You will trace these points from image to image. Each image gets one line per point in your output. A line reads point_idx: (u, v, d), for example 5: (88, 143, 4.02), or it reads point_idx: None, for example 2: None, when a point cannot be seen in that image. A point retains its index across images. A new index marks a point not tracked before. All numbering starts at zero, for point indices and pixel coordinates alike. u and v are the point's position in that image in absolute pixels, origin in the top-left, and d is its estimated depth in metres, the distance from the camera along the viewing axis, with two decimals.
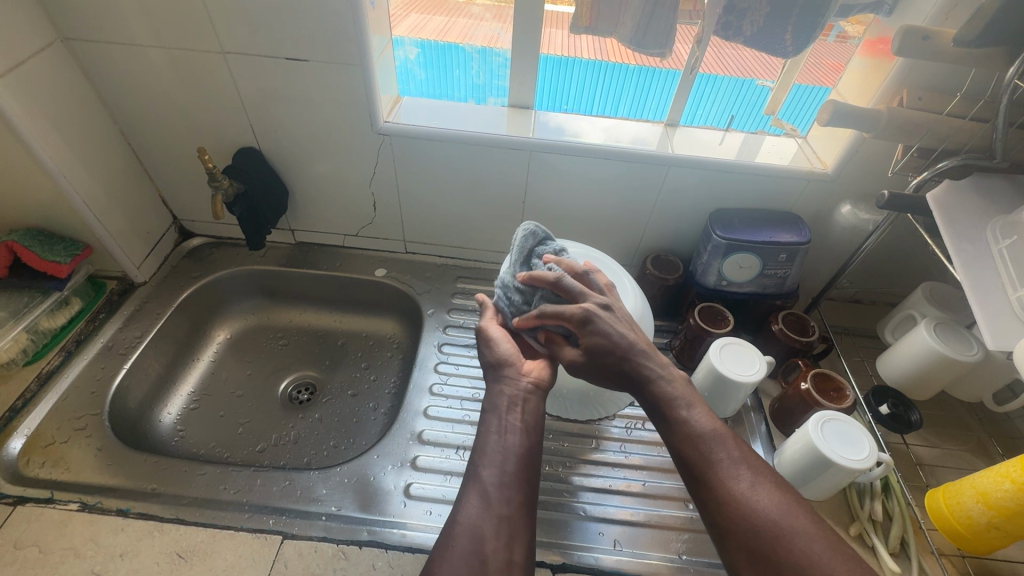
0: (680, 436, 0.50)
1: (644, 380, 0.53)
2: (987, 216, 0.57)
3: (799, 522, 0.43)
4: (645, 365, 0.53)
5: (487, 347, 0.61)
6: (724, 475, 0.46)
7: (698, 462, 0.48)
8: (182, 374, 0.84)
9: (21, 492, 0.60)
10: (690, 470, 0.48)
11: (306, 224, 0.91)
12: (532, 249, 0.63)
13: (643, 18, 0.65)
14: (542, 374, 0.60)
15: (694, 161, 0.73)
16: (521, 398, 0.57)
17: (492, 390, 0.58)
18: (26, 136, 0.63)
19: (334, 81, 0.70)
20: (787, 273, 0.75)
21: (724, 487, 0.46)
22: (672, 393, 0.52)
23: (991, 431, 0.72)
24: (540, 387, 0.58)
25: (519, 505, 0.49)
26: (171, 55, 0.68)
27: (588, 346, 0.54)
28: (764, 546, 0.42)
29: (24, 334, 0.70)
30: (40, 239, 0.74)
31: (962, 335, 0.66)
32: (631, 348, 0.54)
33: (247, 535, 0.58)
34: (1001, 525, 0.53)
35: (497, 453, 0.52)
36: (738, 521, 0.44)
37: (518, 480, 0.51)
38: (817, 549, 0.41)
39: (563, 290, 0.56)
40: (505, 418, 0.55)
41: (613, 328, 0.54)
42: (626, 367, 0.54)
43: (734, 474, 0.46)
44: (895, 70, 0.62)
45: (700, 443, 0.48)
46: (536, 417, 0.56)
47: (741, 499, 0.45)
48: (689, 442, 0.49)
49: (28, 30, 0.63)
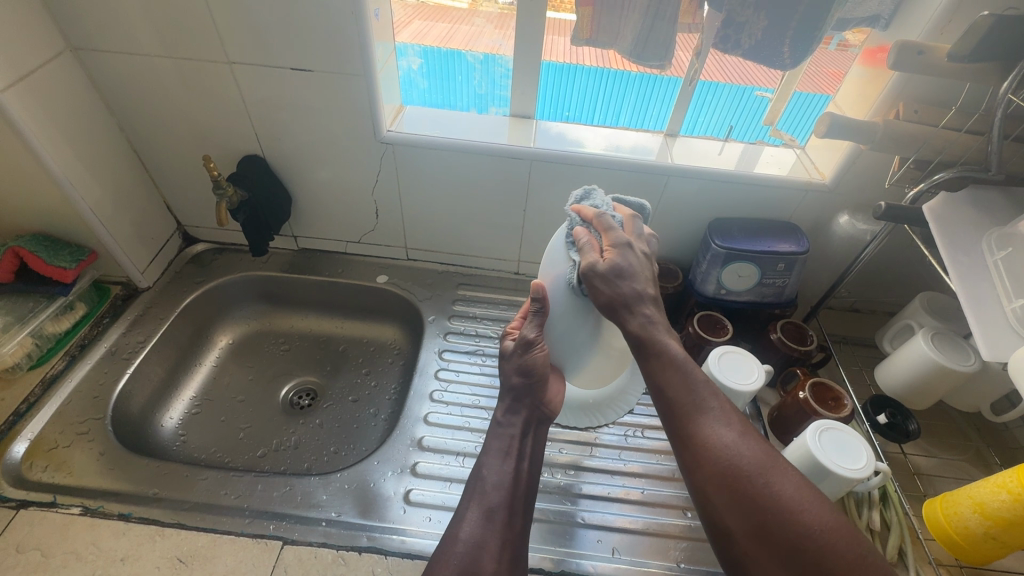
0: (667, 383, 0.48)
1: (640, 320, 0.49)
2: (982, 228, 0.57)
3: (785, 470, 0.43)
4: (642, 305, 0.50)
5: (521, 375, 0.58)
6: (709, 423, 0.45)
7: (683, 407, 0.47)
8: (184, 378, 0.84)
9: (24, 496, 0.61)
10: (674, 414, 0.47)
11: (309, 230, 0.92)
12: (625, 208, 0.59)
13: (643, 30, 0.66)
14: (559, 401, 0.61)
15: (693, 171, 0.74)
16: (532, 424, 0.59)
17: (511, 412, 0.59)
18: (33, 143, 0.64)
19: (337, 90, 0.71)
20: (785, 282, 0.76)
21: (708, 434, 0.45)
22: (661, 335, 0.49)
23: (990, 441, 0.72)
24: (549, 415, 0.60)
25: (518, 527, 0.52)
26: (177, 64, 0.69)
27: (608, 261, 0.50)
28: (744, 490, 0.42)
29: (29, 339, 0.71)
30: (46, 245, 0.75)
31: (958, 345, 0.66)
32: (641, 288, 0.50)
33: (247, 539, 0.59)
34: (997, 535, 0.53)
35: (504, 474, 0.54)
36: (719, 465, 0.44)
37: (519, 503, 0.54)
38: (799, 494, 0.42)
39: (629, 225, 0.54)
40: (511, 442, 0.57)
41: (638, 267, 0.51)
42: (626, 298, 0.49)
43: (720, 421, 0.45)
44: (891, 83, 0.63)
45: (688, 390, 0.47)
46: (536, 445, 0.59)
47: (726, 446, 0.44)
48: (676, 389, 0.47)
49: (38, 40, 0.64)
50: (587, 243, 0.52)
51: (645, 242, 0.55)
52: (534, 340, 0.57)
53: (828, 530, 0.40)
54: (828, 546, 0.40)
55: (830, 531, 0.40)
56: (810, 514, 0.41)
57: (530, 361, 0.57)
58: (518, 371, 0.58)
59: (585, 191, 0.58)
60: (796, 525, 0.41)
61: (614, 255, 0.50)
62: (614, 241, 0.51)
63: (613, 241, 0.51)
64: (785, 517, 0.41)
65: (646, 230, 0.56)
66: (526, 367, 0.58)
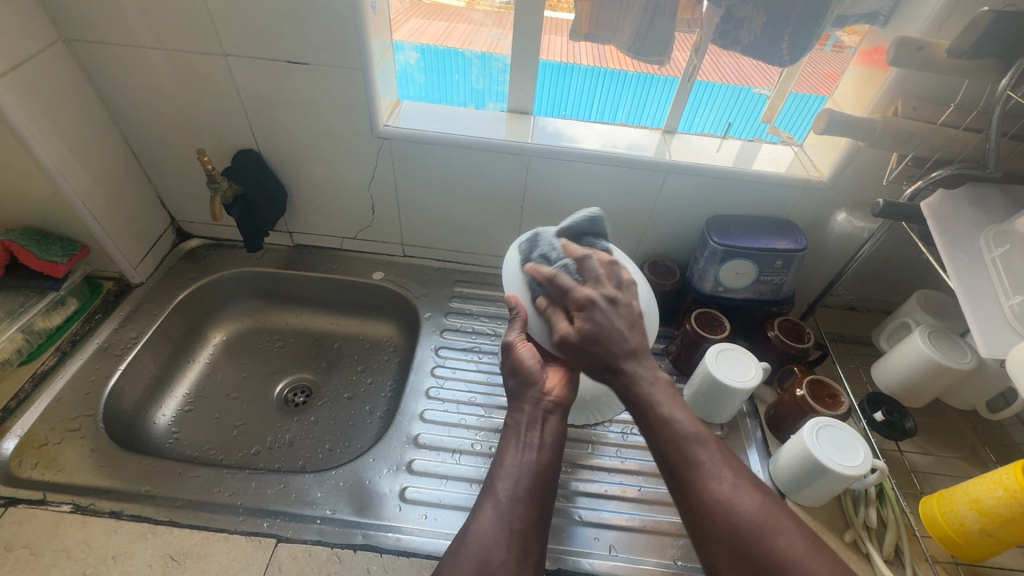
0: (662, 437, 0.46)
1: (623, 378, 0.49)
2: (980, 225, 0.57)
3: (784, 526, 0.42)
4: (630, 364, 0.49)
5: (511, 373, 0.58)
6: (707, 478, 0.44)
7: (678, 460, 0.45)
8: (178, 375, 0.83)
9: (13, 494, 0.60)
10: (669, 467, 0.46)
11: (305, 226, 0.91)
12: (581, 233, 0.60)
13: (642, 26, 0.66)
14: (564, 389, 0.58)
15: (691, 168, 0.74)
16: (540, 415, 0.56)
17: (512, 407, 0.58)
18: (24, 136, 0.64)
19: (333, 84, 0.70)
20: (783, 280, 0.76)
21: (707, 489, 0.43)
22: (651, 391, 0.48)
23: (986, 439, 0.72)
24: (561, 404, 0.57)
25: (533, 519, 0.50)
26: (171, 56, 0.68)
27: (578, 328, 0.50)
28: (747, 550, 0.41)
29: (19, 334, 0.70)
30: (37, 239, 0.74)
31: (955, 343, 0.66)
32: (620, 341, 0.49)
33: (241, 537, 0.58)
34: (994, 532, 0.53)
35: (514, 468, 0.53)
36: (720, 523, 0.42)
37: (533, 495, 0.51)
38: (803, 555, 0.40)
39: (585, 269, 0.53)
40: (523, 435, 0.55)
41: (609, 320, 0.50)
42: (609, 360, 0.49)
43: (717, 475, 0.44)
44: (890, 80, 0.63)
45: (682, 443, 0.45)
46: (555, 434, 0.56)
47: (724, 502, 0.43)
48: (670, 442, 0.46)
49: (29, 31, 0.63)
50: (553, 313, 0.53)
51: (620, 281, 0.54)
52: (513, 340, 0.59)
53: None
54: None
55: None
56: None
57: (514, 360, 0.58)
58: (510, 373, 0.59)
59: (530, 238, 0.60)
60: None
61: (582, 323, 0.50)
62: (578, 303, 0.51)
63: (578, 302, 0.51)
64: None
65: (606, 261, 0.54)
66: (516, 364, 0.58)
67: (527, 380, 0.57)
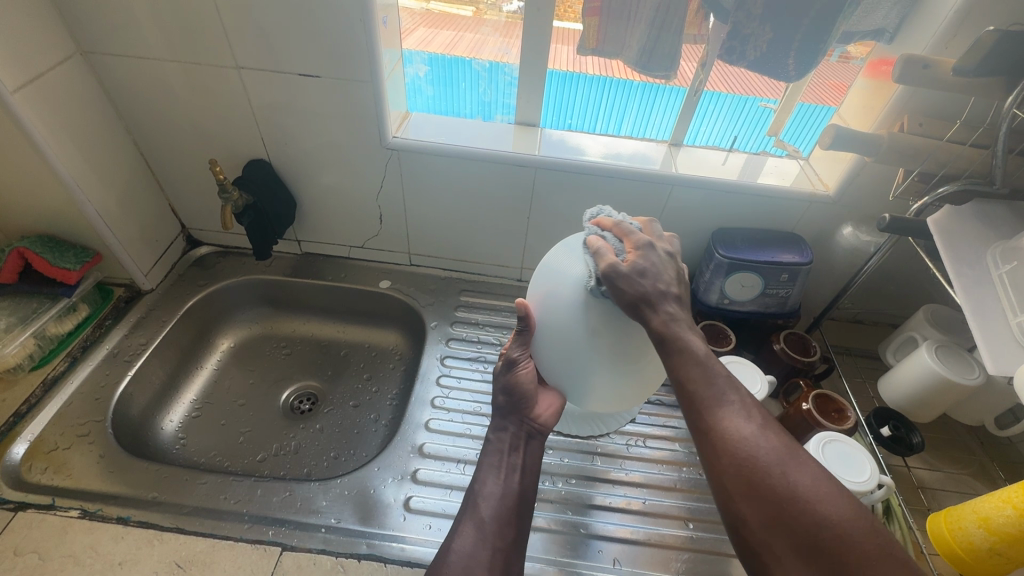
0: (687, 376, 0.48)
1: (660, 316, 0.49)
2: (987, 241, 0.57)
3: (802, 462, 0.43)
4: (666, 304, 0.50)
5: (505, 394, 0.62)
6: (729, 417, 0.45)
7: (701, 400, 0.47)
8: (186, 382, 0.84)
9: (22, 498, 0.60)
10: (692, 409, 0.47)
11: (313, 235, 0.92)
12: None
13: (649, 41, 0.67)
14: (551, 417, 0.62)
15: (697, 181, 0.74)
16: (523, 438, 0.61)
17: (499, 428, 0.62)
18: (43, 146, 0.65)
19: (344, 96, 0.71)
20: (788, 293, 0.76)
21: (728, 427, 0.45)
22: (685, 331, 0.49)
23: (994, 455, 0.71)
24: (543, 430, 0.62)
25: (512, 537, 0.53)
26: (186, 68, 0.70)
27: (633, 262, 0.50)
28: (766, 487, 0.42)
29: (32, 340, 0.71)
30: (51, 246, 0.75)
31: (963, 357, 0.66)
32: (665, 288, 0.50)
33: (246, 546, 0.58)
34: (1002, 551, 0.52)
35: (496, 489, 0.56)
36: (738, 458, 0.43)
37: (514, 515, 0.55)
38: (819, 486, 0.41)
39: (648, 228, 0.56)
40: (507, 457, 0.60)
41: (663, 265, 0.52)
42: (651, 294, 0.49)
43: (741, 416, 0.45)
44: (896, 97, 0.63)
45: (709, 385, 0.47)
46: (535, 460, 0.61)
47: (745, 439, 0.44)
48: (698, 382, 0.47)
49: (50, 43, 0.64)
50: (603, 248, 0.51)
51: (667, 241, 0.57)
52: (516, 357, 0.60)
53: (853, 524, 0.39)
54: (838, 534, 0.39)
55: (846, 523, 0.39)
56: (832, 511, 0.40)
57: (513, 378, 0.61)
58: (503, 389, 0.62)
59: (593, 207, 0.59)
60: (817, 519, 0.40)
61: (638, 259, 0.51)
62: (635, 244, 0.52)
63: (634, 245, 0.52)
64: (804, 505, 0.40)
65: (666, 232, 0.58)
66: (514, 384, 0.61)
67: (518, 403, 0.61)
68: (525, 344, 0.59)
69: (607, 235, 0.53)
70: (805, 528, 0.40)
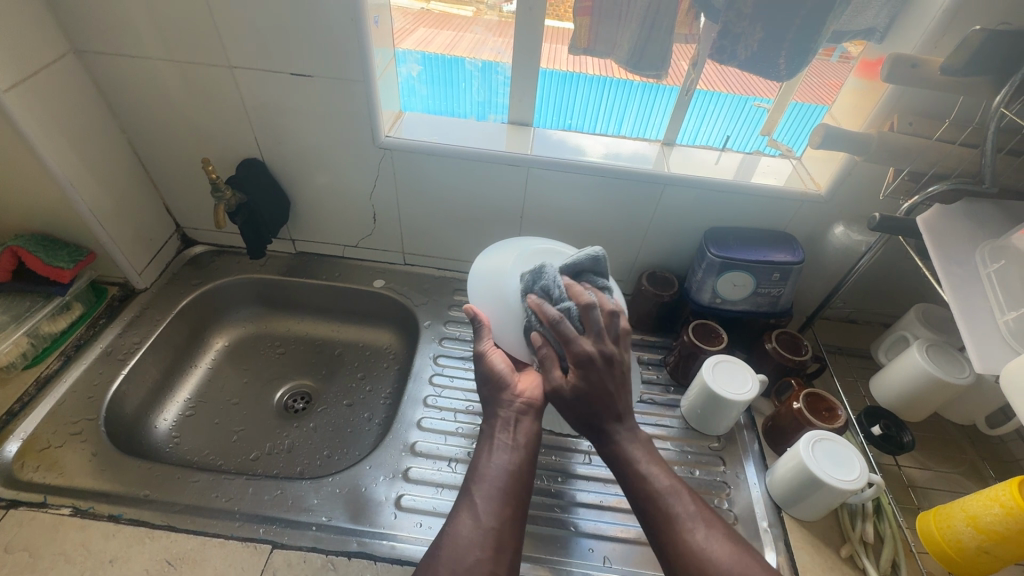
0: (637, 491, 0.52)
1: (606, 437, 0.55)
2: (976, 240, 0.57)
3: (752, 571, 0.46)
4: (614, 426, 0.55)
5: (483, 381, 0.62)
6: (683, 530, 0.49)
7: (654, 515, 0.51)
8: (180, 381, 0.84)
9: (14, 496, 0.61)
10: (649, 524, 0.51)
11: (308, 234, 0.92)
12: (584, 271, 0.60)
13: (639, 42, 0.67)
14: (536, 390, 0.61)
15: (688, 180, 0.74)
16: (514, 417, 0.59)
17: (487, 414, 0.60)
18: (35, 145, 0.65)
19: (337, 96, 0.71)
20: (780, 292, 0.76)
21: (684, 541, 0.48)
22: (633, 451, 0.54)
23: (984, 454, 0.71)
24: (533, 404, 0.60)
25: (509, 517, 0.51)
26: (179, 68, 0.70)
27: (571, 384, 0.54)
28: None
29: (25, 338, 0.71)
30: (45, 245, 0.75)
31: (953, 356, 0.66)
32: (607, 403, 0.55)
33: (237, 543, 0.59)
34: (991, 549, 0.53)
35: (489, 471, 0.55)
36: (697, 575, 0.46)
37: (509, 495, 0.53)
38: None
39: (587, 319, 0.55)
40: (497, 437, 0.57)
41: (603, 377, 0.54)
42: (596, 416, 0.55)
43: (693, 528, 0.49)
44: (885, 96, 0.63)
45: (658, 498, 0.51)
46: (530, 435, 0.58)
47: (699, 551, 0.47)
48: (648, 496, 0.52)
49: (43, 43, 0.65)
50: (544, 355, 0.56)
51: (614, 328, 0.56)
52: (484, 350, 0.62)
53: None
54: None
55: None
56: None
57: (487, 368, 0.62)
58: (482, 380, 0.62)
59: (534, 271, 0.60)
60: None
61: (576, 378, 0.54)
62: (572, 354, 0.54)
63: (572, 354, 0.54)
64: None
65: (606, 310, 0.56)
66: (489, 371, 0.62)
67: (496, 385, 0.60)
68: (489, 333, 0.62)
69: (545, 331, 0.56)
70: None
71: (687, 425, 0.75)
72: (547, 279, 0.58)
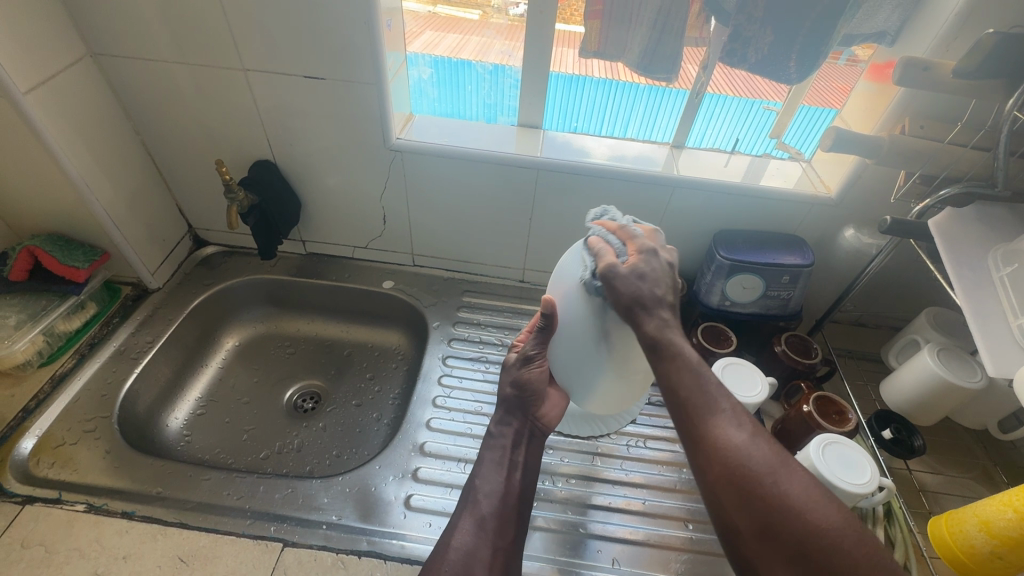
0: (678, 383, 0.47)
1: (652, 321, 0.49)
2: (989, 243, 0.57)
3: (794, 472, 0.42)
4: (659, 312, 0.50)
5: (514, 388, 0.63)
6: (721, 425, 0.45)
7: (693, 408, 0.46)
8: (191, 379, 0.85)
9: (30, 492, 0.61)
10: (684, 416, 0.47)
11: (318, 235, 0.93)
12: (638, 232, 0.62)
13: (650, 44, 0.67)
14: (556, 416, 0.65)
15: (699, 183, 0.74)
16: (527, 435, 0.63)
17: (501, 422, 0.63)
18: (53, 146, 0.66)
19: (348, 98, 0.72)
20: (790, 295, 0.76)
21: (717, 435, 0.45)
22: (678, 340, 0.49)
23: (997, 459, 0.71)
24: (547, 428, 0.65)
25: (511, 537, 0.54)
26: (193, 71, 0.71)
27: (632, 264, 0.51)
28: (755, 496, 0.42)
29: (40, 336, 0.72)
30: (61, 245, 0.76)
31: (965, 361, 0.66)
32: (660, 293, 0.51)
33: (248, 541, 0.59)
34: (1004, 555, 0.52)
35: (497, 486, 0.57)
36: (729, 469, 0.43)
37: (513, 513, 0.56)
38: (812, 497, 0.41)
39: (652, 237, 0.56)
40: (509, 453, 0.61)
41: (662, 270, 0.52)
42: (645, 298, 0.50)
43: (730, 422, 0.45)
44: (898, 99, 0.63)
45: (701, 392, 0.47)
46: (534, 458, 0.62)
47: (736, 448, 0.44)
48: (689, 389, 0.47)
49: (61, 47, 0.66)
50: (604, 249, 0.53)
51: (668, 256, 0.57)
52: (532, 355, 0.62)
53: (843, 532, 0.39)
54: (838, 544, 0.39)
55: (843, 530, 0.39)
56: (826, 517, 0.40)
57: (523, 375, 0.63)
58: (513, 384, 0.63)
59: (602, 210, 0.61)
60: (810, 528, 0.40)
61: (638, 261, 0.51)
62: (637, 247, 0.52)
63: (636, 247, 0.53)
64: (797, 519, 0.40)
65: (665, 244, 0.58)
66: (522, 379, 0.62)
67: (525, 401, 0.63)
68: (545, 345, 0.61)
69: (608, 236, 0.55)
70: (799, 533, 0.40)
71: None
72: (612, 214, 0.59)
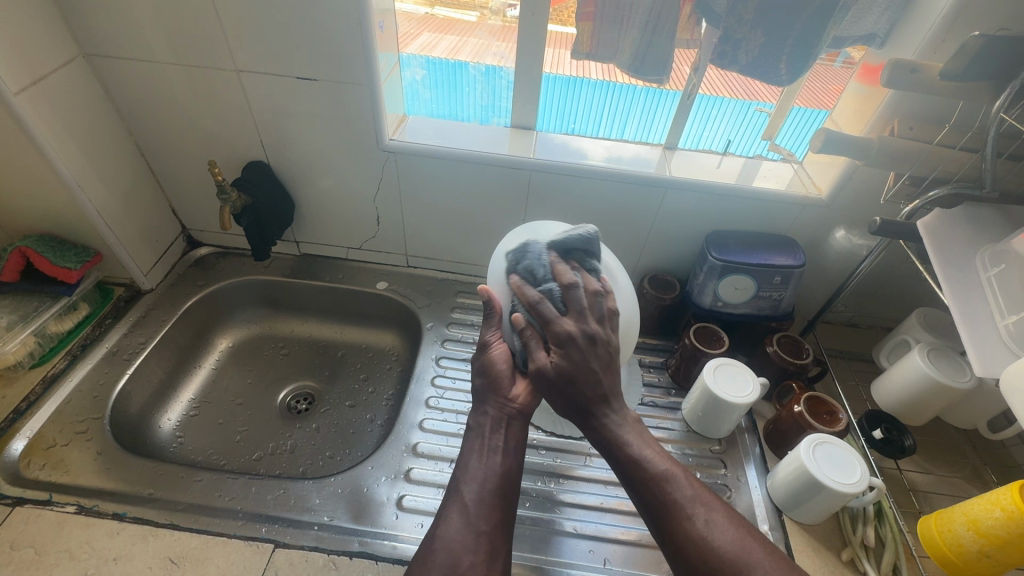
0: (634, 477, 0.52)
1: (599, 421, 0.55)
2: (976, 244, 0.58)
3: (755, 553, 0.46)
4: (602, 409, 0.55)
5: (480, 374, 0.61)
6: (682, 515, 0.49)
7: (654, 500, 0.50)
8: (184, 380, 0.85)
9: (20, 493, 0.61)
10: (648, 508, 0.51)
11: (312, 236, 0.93)
12: (574, 249, 0.62)
13: (642, 46, 0.67)
14: (528, 397, 0.60)
15: (691, 185, 0.75)
16: (504, 419, 0.58)
17: (477, 410, 0.60)
18: (45, 147, 0.66)
19: (341, 99, 0.72)
20: (782, 296, 0.76)
21: (682, 527, 0.48)
22: (622, 434, 0.54)
23: (986, 458, 0.71)
24: (524, 411, 0.59)
25: (497, 521, 0.52)
26: (186, 72, 0.71)
27: (554, 363, 0.55)
28: None
29: (32, 338, 0.72)
30: (53, 246, 0.76)
31: (955, 362, 0.66)
32: (597, 386, 0.55)
33: (240, 542, 0.59)
34: (992, 554, 0.52)
35: (479, 472, 0.55)
36: (699, 563, 0.46)
37: (498, 498, 0.54)
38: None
39: (569, 299, 0.57)
40: (486, 439, 0.57)
41: (586, 355, 0.55)
42: (583, 398, 0.55)
43: (690, 513, 0.49)
44: (886, 102, 0.64)
45: (655, 482, 0.51)
46: (518, 440, 0.58)
47: (699, 538, 0.47)
48: (644, 481, 0.51)
49: (53, 47, 0.66)
50: (528, 340, 0.57)
51: (595, 309, 0.58)
52: (490, 339, 0.62)
53: None
54: None
55: None
56: None
57: (487, 360, 0.61)
58: (480, 371, 0.62)
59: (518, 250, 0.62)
60: None
61: (558, 359, 0.55)
62: (555, 337, 0.56)
63: (555, 336, 0.56)
64: None
65: (591, 290, 0.59)
66: (488, 364, 0.61)
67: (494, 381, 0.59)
68: (496, 325, 0.62)
69: (519, 312, 0.58)
70: None
71: (689, 429, 0.75)
72: (529, 258, 0.60)
